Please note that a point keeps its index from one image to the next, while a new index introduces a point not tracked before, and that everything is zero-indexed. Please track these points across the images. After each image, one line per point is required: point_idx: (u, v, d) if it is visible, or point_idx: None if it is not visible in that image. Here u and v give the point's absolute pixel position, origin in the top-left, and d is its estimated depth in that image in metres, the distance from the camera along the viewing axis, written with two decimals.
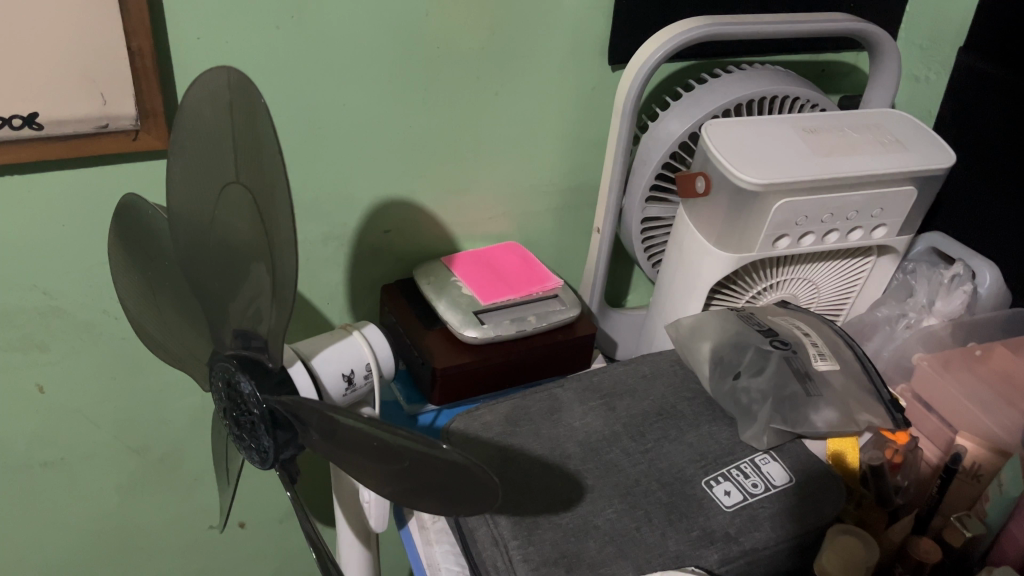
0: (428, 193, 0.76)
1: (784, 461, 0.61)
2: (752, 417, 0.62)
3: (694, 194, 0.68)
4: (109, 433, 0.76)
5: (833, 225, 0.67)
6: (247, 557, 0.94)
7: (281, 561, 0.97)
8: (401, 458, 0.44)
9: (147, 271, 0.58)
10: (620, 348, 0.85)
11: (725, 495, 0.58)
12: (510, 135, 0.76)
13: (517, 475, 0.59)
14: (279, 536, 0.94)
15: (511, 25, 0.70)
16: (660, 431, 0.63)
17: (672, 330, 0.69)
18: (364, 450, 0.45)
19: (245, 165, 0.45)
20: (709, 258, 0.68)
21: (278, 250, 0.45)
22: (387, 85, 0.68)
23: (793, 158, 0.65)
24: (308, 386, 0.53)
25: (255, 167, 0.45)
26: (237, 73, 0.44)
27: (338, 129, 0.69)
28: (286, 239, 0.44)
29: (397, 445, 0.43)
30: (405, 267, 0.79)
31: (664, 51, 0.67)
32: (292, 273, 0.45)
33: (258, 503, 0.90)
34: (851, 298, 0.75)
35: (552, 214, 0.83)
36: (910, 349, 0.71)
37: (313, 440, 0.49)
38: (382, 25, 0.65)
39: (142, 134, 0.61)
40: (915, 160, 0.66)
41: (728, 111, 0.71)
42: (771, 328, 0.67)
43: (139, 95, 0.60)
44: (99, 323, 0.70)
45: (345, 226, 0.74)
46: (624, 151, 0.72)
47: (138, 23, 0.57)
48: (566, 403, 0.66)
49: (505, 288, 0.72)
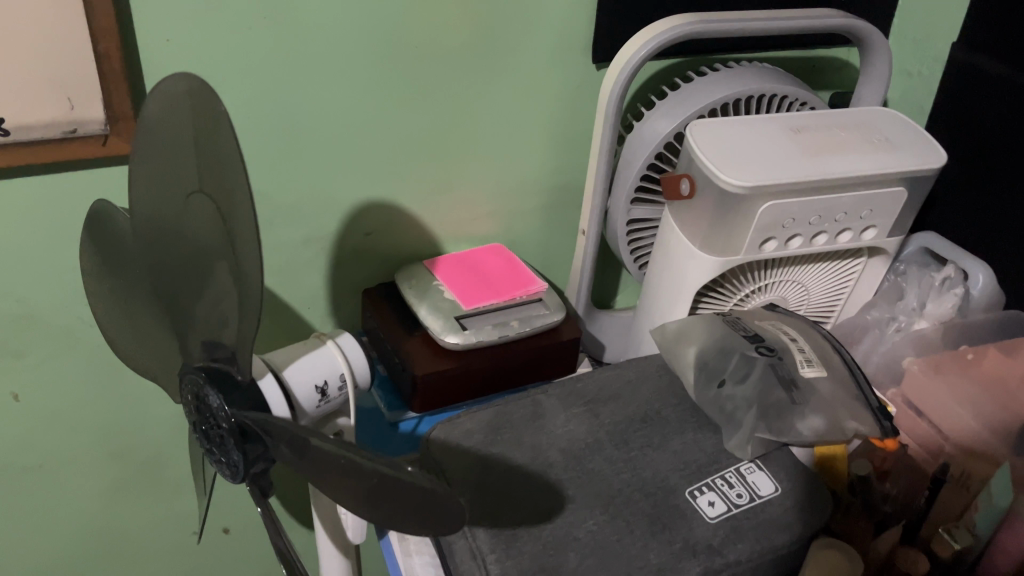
0: (410, 194, 0.74)
1: (771, 471, 0.59)
2: (737, 424, 0.61)
3: (678, 195, 0.66)
4: (87, 440, 0.75)
5: (821, 226, 0.65)
6: (232, 562, 0.93)
7: (267, 565, 0.96)
8: (368, 476, 0.42)
9: (116, 278, 0.57)
10: (607, 350, 0.84)
11: (709, 506, 0.57)
12: (494, 135, 0.74)
13: (496, 487, 0.58)
14: (265, 541, 0.93)
15: (492, 23, 0.68)
16: (644, 438, 0.62)
17: (658, 334, 0.68)
18: (332, 467, 0.44)
19: (209, 174, 0.44)
20: (695, 260, 0.67)
21: (243, 262, 0.44)
22: (366, 85, 0.67)
23: (779, 160, 0.63)
24: (279, 400, 0.52)
25: (218, 176, 0.43)
26: (198, 79, 0.43)
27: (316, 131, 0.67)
28: (250, 250, 0.43)
29: (366, 463, 0.42)
30: (388, 270, 0.77)
31: (646, 50, 0.66)
32: (257, 285, 0.44)
33: (243, 507, 0.88)
34: (842, 300, 0.74)
35: (538, 214, 0.81)
36: (901, 352, 0.70)
37: (282, 456, 0.48)
38: (360, 24, 0.64)
39: (112, 138, 0.60)
40: (904, 159, 0.65)
41: (714, 109, 0.70)
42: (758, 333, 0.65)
43: (108, 98, 0.58)
44: (74, 330, 0.68)
45: (325, 229, 0.72)
46: (608, 151, 0.70)
47: (105, 24, 0.55)
48: (549, 410, 0.65)
49: (488, 292, 0.71)
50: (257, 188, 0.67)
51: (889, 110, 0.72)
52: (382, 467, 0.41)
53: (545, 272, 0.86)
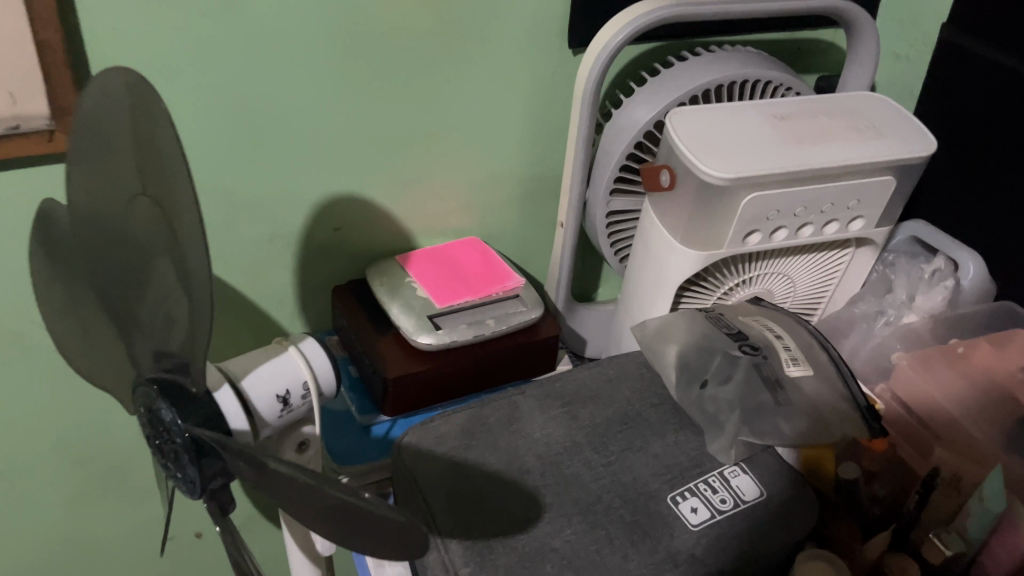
0: (380, 188, 0.71)
1: (755, 475, 0.57)
2: (720, 427, 0.59)
3: (658, 187, 0.63)
4: (47, 448, 0.72)
5: (806, 218, 0.63)
6: (206, 567, 0.91)
7: None
8: (328, 498, 0.39)
9: (64, 284, 0.54)
10: (589, 345, 0.81)
11: (692, 512, 0.55)
12: (466, 124, 0.71)
13: (470, 496, 0.56)
14: None
15: (462, 8, 0.65)
16: (624, 441, 0.60)
17: (637, 331, 0.65)
18: (292, 488, 0.41)
19: (151, 175, 0.41)
20: (677, 255, 0.64)
21: (189, 271, 0.41)
22: (330, 74, 0.64)
23: (762, 150, 0.60)
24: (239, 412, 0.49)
25: (160, 178, 0.40)
26: (135, 73, 0.40)
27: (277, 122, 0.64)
28: (196, 258, 0.40)
29: (327, 487, 0.39)
30: (359, 266, 0.74)
31: (623, 35, 0.63)
32: (205, 296, 0.41)
33: None
34: (829, 294, 0.72)
35: (514, 207, 0.79)
36: (889, 347, 0.68)
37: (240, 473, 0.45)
38: (320, 11, 0.60)
39: (58, 134, 0.56)
40: (892, 148, 0.62)
41: (696, 96, 0.67)
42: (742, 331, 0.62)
43: (52, 93, 0.55)
44: (27, 335, 0.65)
45: (291, 225, 0.69)
46: (585, 141, 0.67)
47: (45, 13, 0.52)
48: (526, 412, 0.62)
49: (463, 290, 0.68)
50: (218, 183, 0.64)
51: (876, 96, 0.69)
52: (342, 492, 0.39)
53: (524, 265, 0.83)
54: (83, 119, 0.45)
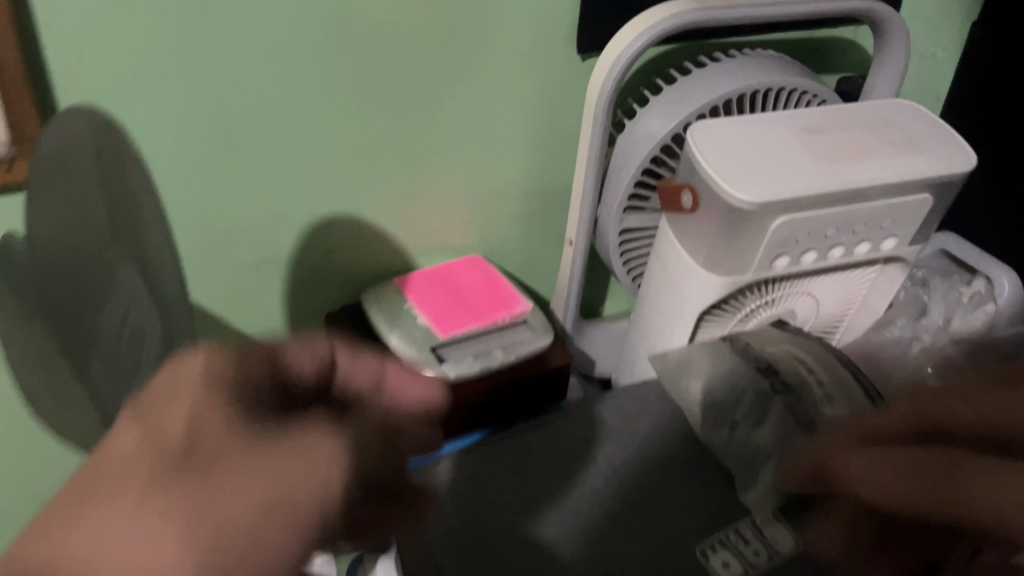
0: (374, 205, 0.66)
1: (796, 526, 0.52)
2: (755, 476, 0.54)
3: (679, 208, 0.59)
4: None
5: (837, 240, 0.59)
6: None
7: None
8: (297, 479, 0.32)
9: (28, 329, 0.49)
10: (598, 365, 0.77)
11: (724, 568, 0.50)
12: (466, 136, 0.66)
13: (482, 554, 0.51)
14: None
15: (462, 13, 0.59)
16: (646, 485, 0.55)
17: (655, 362, 0.62)
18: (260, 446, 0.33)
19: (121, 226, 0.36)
20: (698, 279, 0.60)
21: (167, 335, 0.36)
22: (319, 86, 0.58)
23: (792, 169, 0.56)
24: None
25: (133, 233, 0.35)
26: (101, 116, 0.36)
27: (262, 138, 0.59)
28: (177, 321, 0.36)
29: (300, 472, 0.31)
30: (353, 289, 0.69)
31: (641, 43, 0.57)
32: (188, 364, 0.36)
33: None
34: (851, 317, 0.67)
35: (518, 221, 0.74)
36: (921, 374, 0.64)
37: None
38: (307, 20, 0.55)
39: (18, 162, 0.51)
40: (930, 163, 0.58)
41: (716, 106, 0.62)
42: (772, 364, 0.59)
43: (10, 117, 0.50)
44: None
45: (279, 249, 0.64)
46: (597, 156, 0.62)
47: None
48: (540, 453, 0.58)
49: (467, 316, 0.63)
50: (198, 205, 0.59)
51: (908, 103, 0.64)
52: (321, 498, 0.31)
53: (527, 280, 0.79)
54: (46, 152, 0.41)
